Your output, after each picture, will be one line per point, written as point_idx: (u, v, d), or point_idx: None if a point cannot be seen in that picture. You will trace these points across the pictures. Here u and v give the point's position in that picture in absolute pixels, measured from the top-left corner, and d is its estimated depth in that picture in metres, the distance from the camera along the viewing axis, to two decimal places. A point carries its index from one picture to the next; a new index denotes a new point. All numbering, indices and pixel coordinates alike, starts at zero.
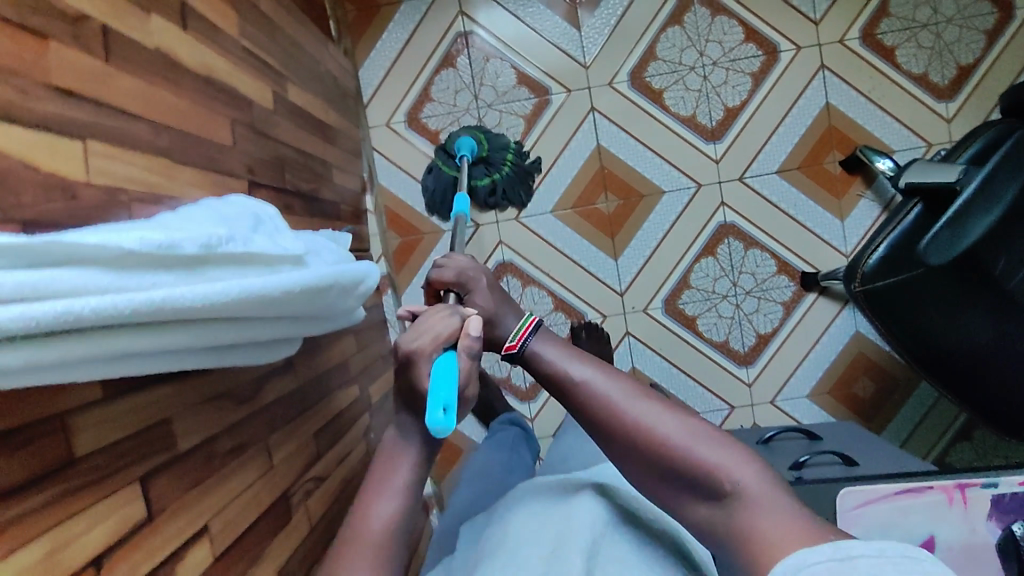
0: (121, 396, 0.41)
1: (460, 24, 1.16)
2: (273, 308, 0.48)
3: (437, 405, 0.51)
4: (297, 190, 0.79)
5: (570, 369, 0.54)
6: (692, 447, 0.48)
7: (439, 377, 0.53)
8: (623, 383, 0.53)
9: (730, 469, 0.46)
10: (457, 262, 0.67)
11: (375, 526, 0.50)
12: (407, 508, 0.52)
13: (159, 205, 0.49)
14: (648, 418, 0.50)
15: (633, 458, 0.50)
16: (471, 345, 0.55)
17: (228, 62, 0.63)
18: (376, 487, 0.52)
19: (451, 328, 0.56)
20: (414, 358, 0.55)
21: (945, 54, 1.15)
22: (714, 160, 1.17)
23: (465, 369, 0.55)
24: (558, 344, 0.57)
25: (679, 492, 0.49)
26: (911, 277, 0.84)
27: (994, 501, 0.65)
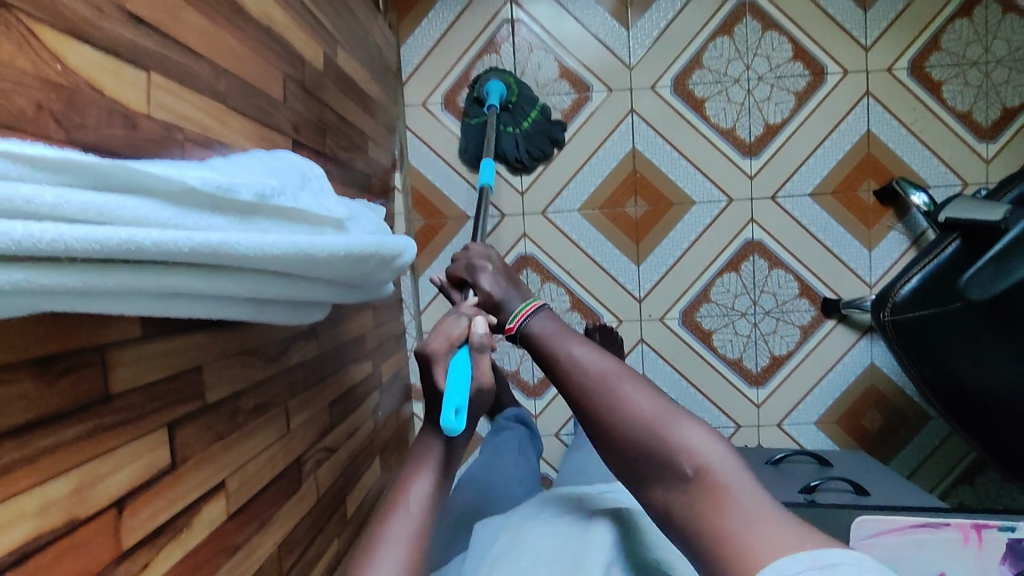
0: (158, 337, 0.40)
1: (508, 11, 1.15)
2: (314, 270, 0.47)
3: (450, 407, 0.53)
4: (335, 156, 0.77)
5: (560, 344, 0.55)
6: (665, 427, 0.46)
7: (453, 380, 0.54)
8: (608, 361, 0.52)
9: (697, 453, 0.45)
10: (473, 252, 0.70)
11: (418, 501, 0.51)
12: (440, 496, 0.53)
13: (210, 150, 0.48)
14: (623, 395, 0.49)
15: (603, 433, 0.50)
16: (481, 342, 0.57)
17: (286, 16, 0.62)
18: (415, 467, 0.53)
19: (460, 329, 0.57)
20: (429, 362, 0.56)
21: (991, 95, 1.14)
22: (748, 175, 1.16)
23: (477, 366, 0.56)
24: (557, 322, 0.58)
25: (642, 475, 0.47)
26: (943, 311, 0.85)
27: (1010, 546, 0.64)
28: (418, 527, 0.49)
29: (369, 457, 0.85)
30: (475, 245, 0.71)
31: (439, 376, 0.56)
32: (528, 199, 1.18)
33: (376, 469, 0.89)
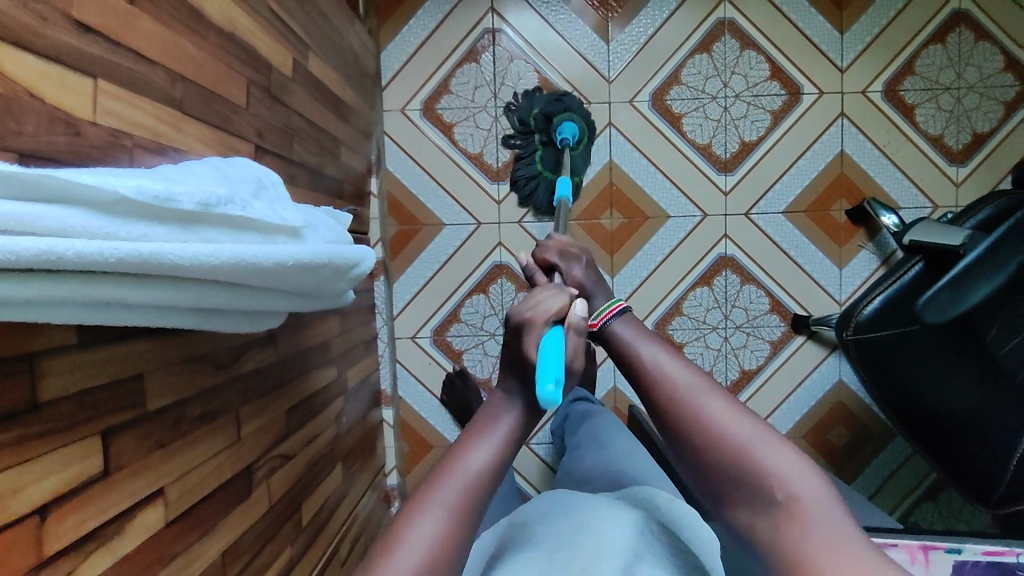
0: (95, 345, 0.40)
1: (490, 21, 1.16)
2: (264, 279, 0.47)
3: (548, 378, 0.49)
4: (303, 161, 0.77)
5: (645, 350, 0.55)
6: (750, 446, 0.45)
7: (548, 356, 0.51)
8: (691, 371, 0.51)
9: (786, 479, 0.43)
10: (560, 245, 0.76)
11: (469, 470, 0.47)
12: (501, 466, 0.49)
13: (162, 156, 0.48)
14: (706, 406, 0.48)
15: (682, 446, 0.49)
16: (579, 322, 0.56)
17: (253, 23, 0.62)
18: (473, 436, 0.50)
19: (559, 305, 0.56)
20: (523, 327, 0.54)
21: (963, 119, 1.16)
22: (723, 191, 1.18)
23: (572, 344, 0.55)
24: (637, 326, 0.60)
25: (724, 494, 0.46)
26: (908, 331, 0.87)
27: (956, 568, 0.65)
28: (476, 488, 0.46)
29: (330, 463, 0.85)
30: (559, 237, 0.78)
31: (530, 347, 0.53)
32: (504, 208, 1.18)
33: (338, 476, 0.89)
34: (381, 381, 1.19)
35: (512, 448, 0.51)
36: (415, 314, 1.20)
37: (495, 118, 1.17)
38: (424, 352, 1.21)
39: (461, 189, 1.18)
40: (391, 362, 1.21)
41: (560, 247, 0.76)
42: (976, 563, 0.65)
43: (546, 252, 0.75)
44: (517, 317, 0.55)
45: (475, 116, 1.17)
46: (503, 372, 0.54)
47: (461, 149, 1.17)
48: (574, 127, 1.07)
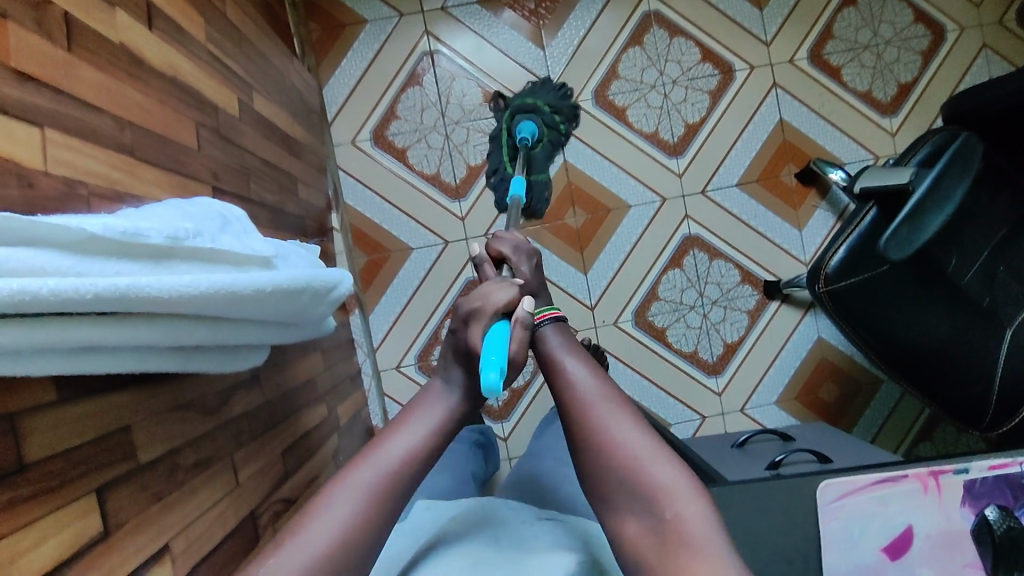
0: (77, 399, 0.39)
1: (426, 44, 1.17)
2: (242, 310, 0.46)
3: (491, 367, 0.51)
4: (262, 200, 0.77)
5: (566, 361, 0.56)
6: (642, 464, 0.47)
7: (492, 344, 0.54)
8: (603, 386, 0.53)
9: (674, 494, 0.45)
10: (512, 237, 0.74)
11: (389, 455, 0.48)
12: (426, 452, 0.50)
13: (120, 203, 0.47)
14: (610, 419, 0.50)
15: (586, 455, 0.50)
16: (523, 316, 0.57)
17: (195, 65, 0.61)
18: (403, 417, 0.51)
19: (506, 299, 0.58)
20: (471, 321, 0.57)
21: (886, 73, 1.22)
22: (677, 174, 1.21)
23: (516, 338, 0.56)
24: (567, 336, 0.60)
25: (619, 505, 0.47)
26: (875, 274, 0.90)
27: (966, 487, 0.67)
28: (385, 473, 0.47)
29: None
30: (510, 232, 0.76)
31: (476, 336, 0.56)
32: (469, 223, 1.18)
33: None
34: (372, 416, 1.17)
35: (440, 438, 0.52)
36: (396, 342, 1.19)
37: (446, 136, 1.18)
38: (411, 379, 1.19)
39: (423, 211, 1.18)
40: (379, 396, 1.19)
41: (514, 240, 0.73)
42: (983, 480, 0.67)
43: (499, 244, 0.73)
44: (466, 308, 0.58)
45: (426, 137, 1.18)
46: (447, 358, 0.57)
47: (417, 172, 1.18)
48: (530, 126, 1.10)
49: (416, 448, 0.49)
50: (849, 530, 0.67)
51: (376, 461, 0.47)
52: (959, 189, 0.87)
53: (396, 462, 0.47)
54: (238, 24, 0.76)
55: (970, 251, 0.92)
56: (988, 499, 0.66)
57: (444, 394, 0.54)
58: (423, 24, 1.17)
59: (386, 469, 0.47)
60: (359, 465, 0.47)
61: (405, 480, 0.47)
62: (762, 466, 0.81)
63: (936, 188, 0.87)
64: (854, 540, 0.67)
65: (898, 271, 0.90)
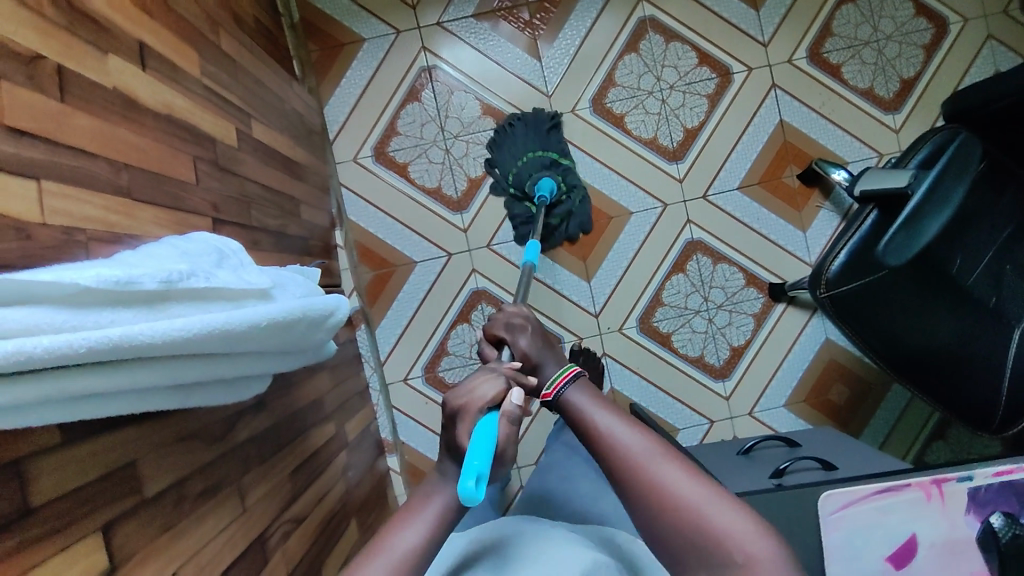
0: (83, 439, 0.40)
1: (424, 60, 1.19)
2: (242, 344, 0.48)
3: (470, 474, 0.50)
4: (264, 226, 0.79)
5: (602, 417, 0.56)
6: (706, 511, 0.48)
7: (477, 445, 0.53)
8: (646, 440, 0.53)
9: (742, 541, 0.46)
10: (507, 313, 0.75)
11: (394, 553, 0.49)
12: (429, 552, 0.50)
13: (118, 244, 0.49)
14: (666, 474, 0.50)
15: (643, 513, 0.50)
16: (512, 409, 0.57)
17: (190, 101, 0.63)
18: (408, 515, 0.52)
19: (496, 391, 0.58)
20: (459, 416, 0.56)
21: (888, 69, 1.22)
22: (678, 179, 1.21)
23: (504, 433, 0.57)
24: (590, 394, 0.60)
25: (688, 556, 0.48)
26: (876, 278, 0.89)
27: (971, 495, 0.65)
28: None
29: (344, 519, 0.85)
30: (506, 308, 0.77)
31: (464, 434, 0.55)
32: (472, 234, 1.19)
33: (355, 531, 0.88)
34: (381, 429, 1.18)
35: (443, 535, 0.52)
36: (403, 356, 1.20)
37: (445, 150, 1.19)
38: (419, 392, 1.20)
39: (425, 225, 1.19)
40: (388, 409, 1.20)
41: (506, 317, 0.74)
42: (989, 486, 0.65)
43: (493, 327, 0.74)
44: (453, 405, 0.57)
45: (426, 152, 1.19)
46: (440, 456, 0.57)
47: (419, 186, 1.19)
48: (551, 182, 1.11)
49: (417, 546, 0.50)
50: (850, 541, 0.65)
51: (387, 559, 0.48)
52: (960, 191, 0.91)
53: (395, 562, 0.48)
54: (234, 55, 0.78)
55: (971, 254, 0.92)
56: (993, 506, 0.64)
57: (444, 491, 0.54)
58: (420, 40, 1.19)
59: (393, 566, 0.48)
60: (371, 558, 0.48)
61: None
62: (766, 475, 0.81)
63: (933, 192, 0.90)
64: (857, 551, 0.65)
65: (899, 274, 0.90)
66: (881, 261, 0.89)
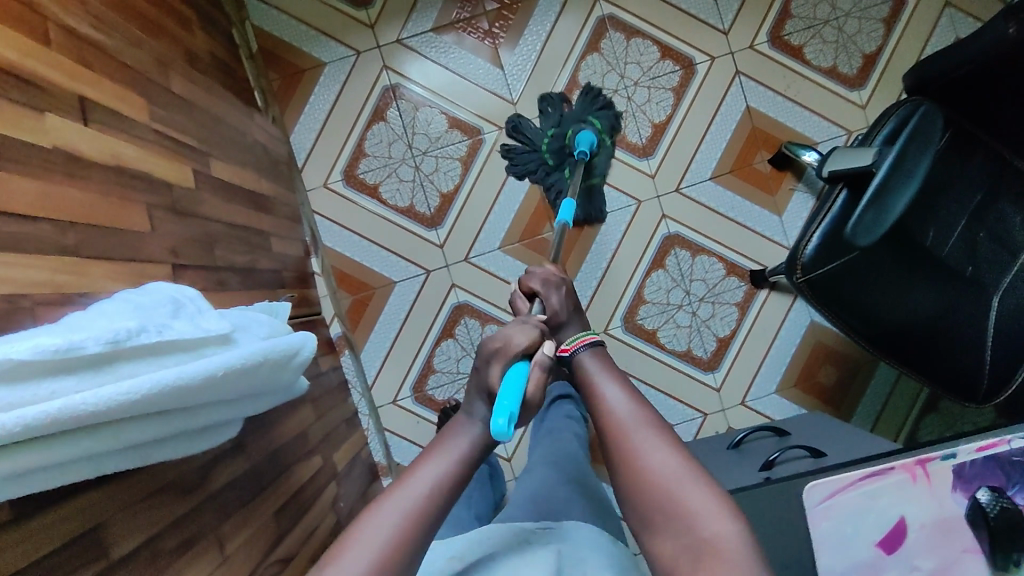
0: (41, 510, 0.40)
1: (386, 79, 1.18)
2: (202, 394, 0.48)
3: (501, 413, 0.58)
4: (230, 264, 0.78)
5: (607, 388, 0.61)
6: (679, 481, 0.50)
7: (506, 389, 0.60)
8: (641, 413, 0.57)
9: (702, 519, 0.48)
10: (541, 273, 0.85)
11: (421, 484, 0.52)
12: (451, 479, 0.55)
13: (68, 305, 0.48)
14: (645, 443, 0.54)
15: (623, 483, 0.53)
16: (543, 357, 0.65)
17: (141, 148, 0.62)
18: (430, 451, 0.57)
19: (530, 340, 0.66)
20: (491, 361, 0.63)
21: (849, 46, 1.21)
22: (650, 175, 1.20)
23: (533, 380, 0.64)
24: (602, 363, 0.66)
25: (655, 521, 0.50)
26: (847, 261, 0.87)
27: (956, 472, 0.64)
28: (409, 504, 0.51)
29: None
30: (545, 266, 0.88)
31: (494, 376, 0.62)
32: (448, 249, 1.20)
33: None
34: (375, 454, 1.16)
35: (469, 465, 0.57)
36: (391, 378, 1.20)
37: (415, 168, 1.19)
38: (409, 412, 1.20)
39: (402, 245, 1.19)
40: (380, 432, 1.19)
41: (543, 274, 0.85)
42: (973, 462, 0.65)
43: (530, 279, 0.84)
44: (488, 348, 0.64)
45: (395, 171, 1.19)
46: (471, 395, 0.63)
47: (391, 206, 1.19)
48: (590, 135, 1.07)
49: (444, 476, 0.54)
50: (842, 529, 0.65)
51: (406, 488, 0.52)
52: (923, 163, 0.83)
53: (421, 494, 0.52)
54: (187, 94, 0.77)
55: (945, 225, 0.91)
56: (979, 481, 0.64)
57: (471, 425, 0.60)
58: (381, 59, 1.18)
59: (419, 495, 0.52)
60: (391, 490, 0.52)
61: (430, 505, 0.52)
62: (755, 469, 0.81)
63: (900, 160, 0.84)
64: (848, 540, 0.64)
65: (874, 252, 0.89)
66: (850, 243, 0.85)
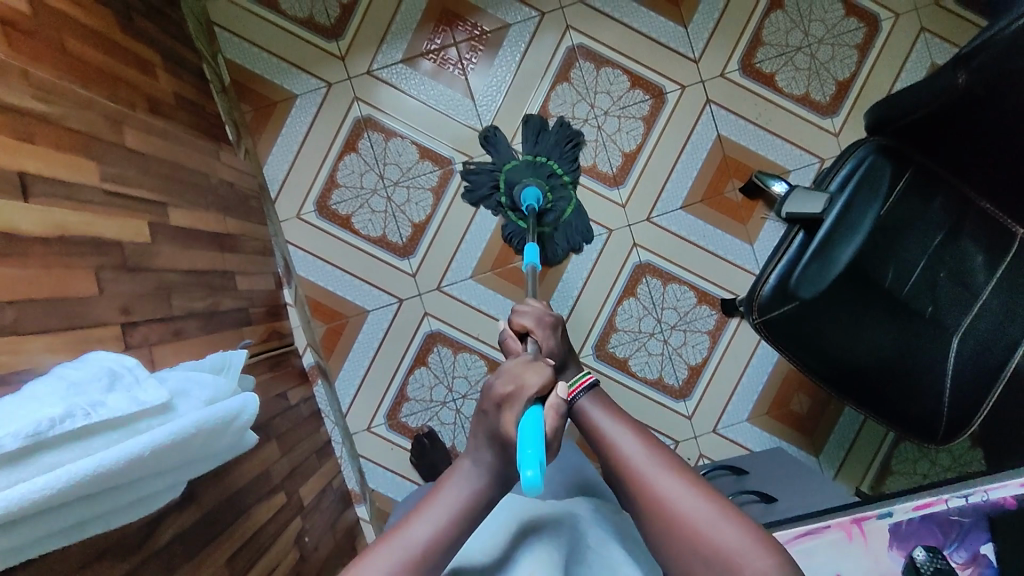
0: None
1: (358, 110, 1.20)
2: (129, 472, 0.50)
3: (529, 464, 0.50)
4: (190, 311, 0.80)
5: (613, 425, 0.59)
6: (709, 526, 0.48)
7: (527, 438, 0.53)
8: (652, 450, 0.55)
9: (743, 556, 0.46)
10: (534, 308, 0.78)
11: (417, 542, 0.50)
12: (448, 533, 0.52)
13: (4, 383, 0.50)
14: (664, 488, 0.51)
15: (651, 525, 0.51)
16: (557, 402, 0.57)
17: (90, 214, 0.64)
18: (421, 509, 0.53)
19: (542, 380, 0.58)
20: (506, 403, 0.56)
21: (822, 72, 1.21)
22: (621, 204, 1.21)
23: (551, 424, 0.56)
24: (600, 397, 0.65)
25: (696, 570, 0.48)
26: (796, 310, 0.88)
27: (892, 531, 0.67)
28: (414, 565, 0.49)
29: None
30: (532, 303, 0.80)
31: (509, 425, 0.55)
32: (421, 278, 1.21)
33: None
34: (348, 481, 1.18)
35: (468, 515, 0.54)
36: (365, 405, 1.21)
37: (387, 199, 1.20)
38: (383, 439, 1.21)
39: (375, 274, 1.21)
40: (354, 459, 1.20)
41: (535, 311, 0.78)
42: (910, 521, 0.67)
43: (520, 317, 0.77)
44: (499, 393, 0.57)
45: (367, 202, 1.20)
46: (476, 438, 0.57)
47: (364, 236, 1.20)
48: (536, 191, 1.04)
49: (440, 531, 0.51)
50: None
51: (403, 552, 0.49)
52: (874, 211, 0.89)
53: (416, 552, 0.49)
54: (143, 148, 0.78)
55: (904, 266, 0.90)
56: (915, 540, 0.67)
57: (468, 475, 0.56)
58: (353, 91, 1.20)
59: (416, 552, 0.50)
60: (383, 545, 0.50)
61: (426, 566, 0.50)
62: None
63: (849, 209, 0.89)
64: None
65: (821, 301, 0.88)
66: (795, 292, 0.88)
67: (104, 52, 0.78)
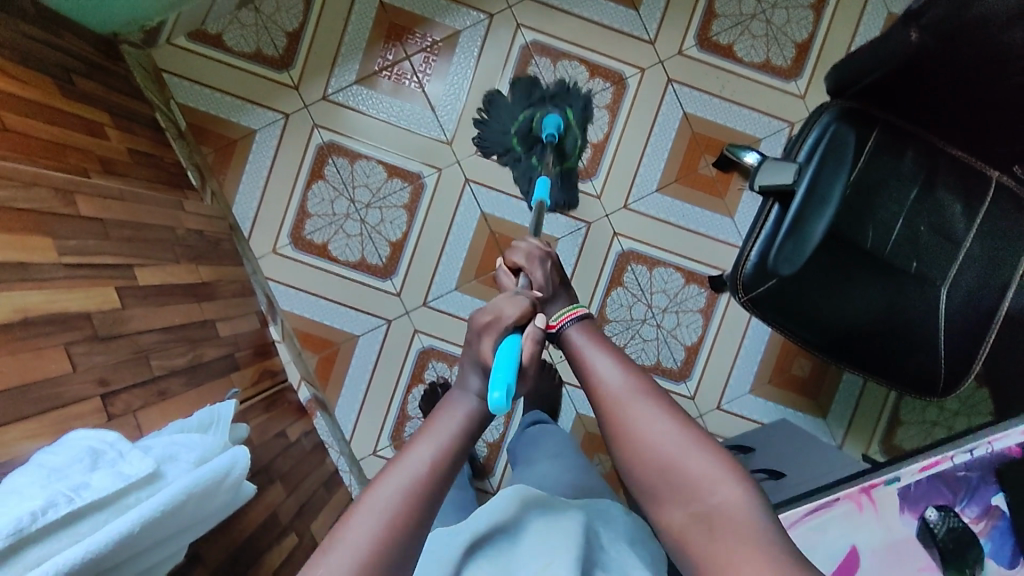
0: None
1: (319, 136, 1.18)
2: (121, 550, 0.49)
3: (497, 387, 0.54)
4: (172, 369, 0.79)
5: (595, 358, 0.58)
6: (680, 453, 0.49)
7: (501, 362, 0.57)
8: (632, 380, 0.55)
9: (712, 482, 0.47)
10: (526, 245, 0.77)
11: (417, 463, 0.47)
12: (448, 460, 0.49)
13: None
14: (643, 415, 0.52)
15: (627, 454, 0.51)
16: (534, 331, 0.62)
17: (51, 292, 0.63)
18: (421, 433, 0.51)
19: (514, 312, 0.62)
20: (483, 332, 0.61)
21: (780, 37, 1.20)
22: (596, 195, 1.20)
23: (527, 350, 0.61)
24: (589, 331, 0.64)
25: (661, 494, 0.49)
26: (779, 286, 0.87)
27: (902, 495, 0.67)
28: (412, 492, 0.45)
29: None
30: (528, 239, 0.79)
31: (488, 349, 0.59)
32: (406, 296, 1.20)
33: None
34: None
35: (465, 447, 0.52)
36: (367, 430, 1.21)
37: (361, 221, 1.19)
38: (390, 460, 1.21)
39: (359, 299, 1.20)
40: (364, 484, 1.20)
41: (528, 246, 0.77)
42: (918, 483, 0.68)
43: (513, 253, 0.76)
44: (478, 321, 0.62)
45: (342, 227, 1.19)
46: (465, 369, 0.59)
47: (343, 262, 1.19)
48: None
49: (443, 453, 0.49)
50: None
51: (406, 474, 0.46)
52: (836, 184, 0.88)
53: (420, 473, 0.46)
54: (100, 213, 0.77)
55: (884, 223, 0.89)
56: (926, 500, 0.67)
57: (464, 403, 0.55)
58: (312, 118, 1.18)
59: (415, 477, 0.46)
60: (386, 473, 0.47)
61: (431, 488, 0.46)
62: None
63: (815, 184, 0.87)
64: None
65: (801, 274, 0.87)
66: (773, 270, 0.86)
67: (46, 121, 0.76)
